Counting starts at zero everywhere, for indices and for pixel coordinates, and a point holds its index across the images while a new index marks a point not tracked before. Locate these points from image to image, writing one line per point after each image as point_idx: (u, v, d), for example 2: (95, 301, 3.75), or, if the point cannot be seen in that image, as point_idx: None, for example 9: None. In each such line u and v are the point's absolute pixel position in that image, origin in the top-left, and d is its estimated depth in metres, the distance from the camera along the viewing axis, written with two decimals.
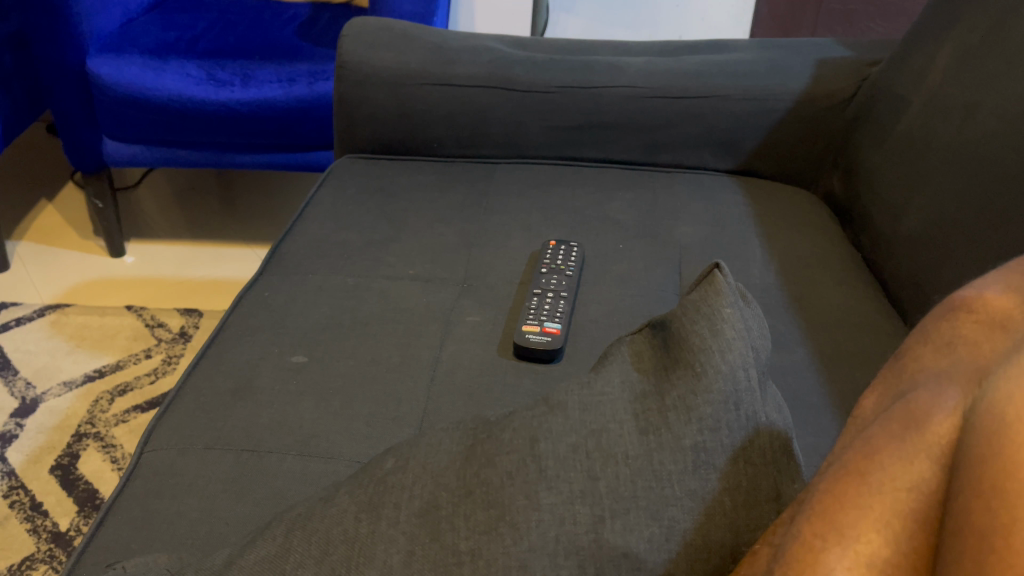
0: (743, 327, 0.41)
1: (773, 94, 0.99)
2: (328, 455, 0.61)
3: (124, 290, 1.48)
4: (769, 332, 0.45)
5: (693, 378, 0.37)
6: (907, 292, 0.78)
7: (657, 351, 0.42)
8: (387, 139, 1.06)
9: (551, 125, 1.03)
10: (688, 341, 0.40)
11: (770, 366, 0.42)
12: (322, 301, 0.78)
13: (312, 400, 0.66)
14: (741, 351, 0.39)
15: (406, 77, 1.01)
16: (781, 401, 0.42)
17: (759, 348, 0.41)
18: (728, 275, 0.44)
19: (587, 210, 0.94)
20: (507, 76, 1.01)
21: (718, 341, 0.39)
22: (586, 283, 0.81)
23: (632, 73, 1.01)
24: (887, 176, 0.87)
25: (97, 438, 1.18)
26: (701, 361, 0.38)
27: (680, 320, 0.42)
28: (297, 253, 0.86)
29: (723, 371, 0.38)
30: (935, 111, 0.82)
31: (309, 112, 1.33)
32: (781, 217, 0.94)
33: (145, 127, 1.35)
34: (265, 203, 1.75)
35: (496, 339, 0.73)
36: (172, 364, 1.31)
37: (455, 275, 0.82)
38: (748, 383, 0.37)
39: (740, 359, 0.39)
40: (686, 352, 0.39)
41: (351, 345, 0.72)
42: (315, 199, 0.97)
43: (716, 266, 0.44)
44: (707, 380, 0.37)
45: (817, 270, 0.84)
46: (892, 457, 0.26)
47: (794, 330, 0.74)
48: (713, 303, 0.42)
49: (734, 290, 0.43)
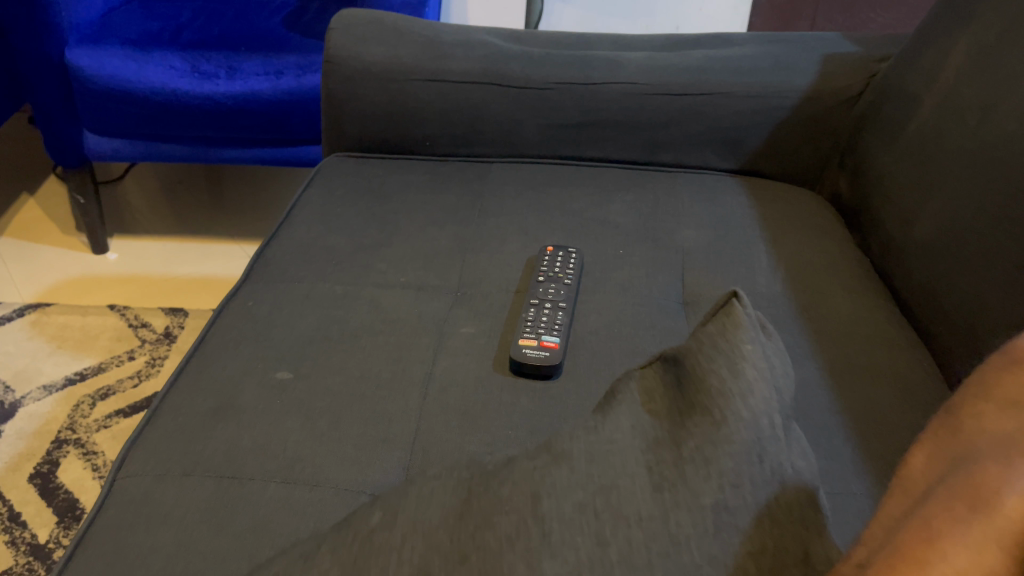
0: (765, 366, 0.38)
1: (779, 91, 0.96)
2: (313, 482, 0.57)
3: (107, 288, 1.44)
4: (789, 366, 0.42)
5: (711, 426, 0.34)
6: (920, 301, 0.75)
7: (668, 391, 0.38)
8: (378, 138, 1.02)
9: (547, 123, 0.99)
10: (705, 381, 0.36)
11: (792, 407, 0.38)
12: (309, 311, 0.74)
13: (296, 421, 0.62)
14: (764, 394, 0.36)
15: (397, 73, 0.97)
16: (805, 444, 0.39)
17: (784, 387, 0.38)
18: (747, 305, 0.41)
19: (585, 212, 0.90)
20: (502, 72, 0.97)
21: (738, 383, 0.36)
22: (585, 292, 0.78)
23: (633, 69, 0.97)
24: (898, 178, 0.83)
25: (78, 445, 1.14)
26: (720, 407, 0.35)
27: (693, 356, 0.38)
28: (283, 259, 0.82)
29: (744, 418, 0.34)
30: (949, 111, 0.79)
31: (297, 105, 1.28)
32: (787, 220, 0.90)
33: (127, 121, 1.31)
34: (254, 197, 1.70)
35: (491, 353, 0.69)
36: (156, 366, 1.27)
37: (448, 282, 0.79)
38: (772, 431, 0.34)
39: (763, 404, 0.35)
40: (702, 394, 0.36)
41: (339, 359, 0.68)
42: (302, 201, 0.93)
43: (733, 294, 0.41)
44: (727, 430, 0.34)
45: (824, 277, 0.81)
46: (956, 544, 0.23)
47: (804, 343, 0.71)
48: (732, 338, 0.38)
49: (753, 323, 0.39)
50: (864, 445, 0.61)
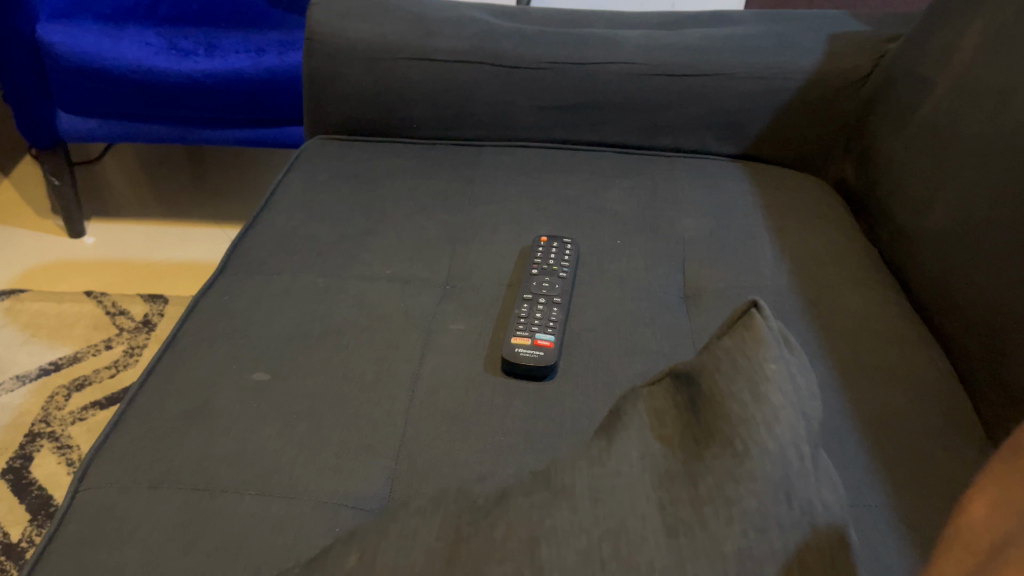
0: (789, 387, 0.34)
1: (783, 73, 0.91)
2: (291, 494, 0.53)
3: (84, 274, 1.39)
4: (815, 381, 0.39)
5: (734, 461, 0.32)
6: (931, 295, 0.71)
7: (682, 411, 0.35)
8: (363, 120, 0.97)
9: (541, 105, 0.94)
10: (725, 407, 0.33)
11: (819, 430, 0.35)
12: (289, 305, 0.70)
13: (274, 426, 0.58)
14: (793, 423, 0.33)
15: (383, 51, 0.92)
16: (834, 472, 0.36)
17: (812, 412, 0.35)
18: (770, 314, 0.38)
19: (581, 200, 0.86)
20: (493, 50, 0.92)
21: (763, 410, 0.33)
22: (581, 285, 0.74)
23: (631, 48, 0.92)
24: (908, 164, 0.79)
25: (53, 438, 1.10)
26: (743, 439, 0.32)
27: (710, 375, 0.35)
28: (262, 249, 0.78)
29: (771, 451, 0.32)
30: (964, 95, 0.74)
31: (279, 84, 1.23)
32: (791, 208, 0.86)
33: (103, 100, 1.25)
34: (237, 180, 1.65)
35: (482, 352, 0.66)
36: (134, 355, 1.23)
37: (437, 274, 0.74)
38: (802, 465, 0.32)
39: (792, 434, 0.33)
40: (722, 422, 0.33)
41: (320, 358, 0.64)
42: (282, 187, 0.88)
43: (752, 304, 0.37)
44: (752, 465, 0.31)
45: (832, 268, 0.77)
46: None
47: (811, 340, 0.67)
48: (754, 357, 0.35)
49: (778, 336, 0.36)
50: (878, 452, 0.58)
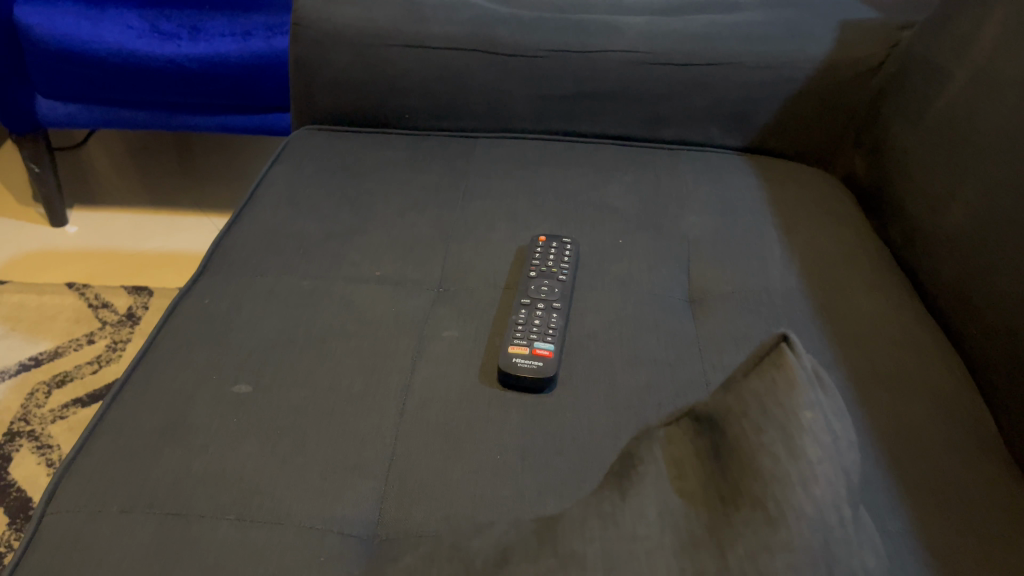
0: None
1: (792, 62, 0.87)
2: (272, 519, 0.50)
3: (66, 265, 1.34)
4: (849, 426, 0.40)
5: (768, 528, 0.32)
6: (948, 300, 0.68)
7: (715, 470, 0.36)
8: (353, 109, 0.93)
9: (539, 95, 0.90)
10: (759, 467, 0.34)
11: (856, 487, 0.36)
12: (273, 310, 0.66)
13: (254, 444, 0.54)
14: (829, 485, 0.34)
15: (373, 37, 0.88)
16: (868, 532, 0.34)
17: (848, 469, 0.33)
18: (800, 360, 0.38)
19: (580, 195, 0.82)
20: (489, 37, 0.88)
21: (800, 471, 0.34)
22: (581, 287, 0.70)
23: (633, 34, 0.88)
24: (923, 160, 0.76)
25: (32, 438, 1.06)
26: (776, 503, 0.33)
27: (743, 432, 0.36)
28: (245, 247, 0.74)
29: (808, 515, 0.33)
30: (983, 88, 0.71)
31: (266, 69, 1.19)
32: (800, 204, 0.83)
33: (83, 85, 1.20)
34: (225, 166, 1.60)
35: (477, 361, 0.62)
36: (117, 350, 1.19)
37: (429, 276, 0.71)
38: (841, 531, 0.33)
39: (831, 496, 0.33)
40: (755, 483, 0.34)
41: (304, 368, 0.60)
42: (267, 179, 0.84)
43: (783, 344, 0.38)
44: (788, 533, 0.32)
45: (844, 269, 0.73)
46: None
47: (823, 348, 0.64)
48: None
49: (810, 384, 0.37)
50: (895, 471, 0.54)
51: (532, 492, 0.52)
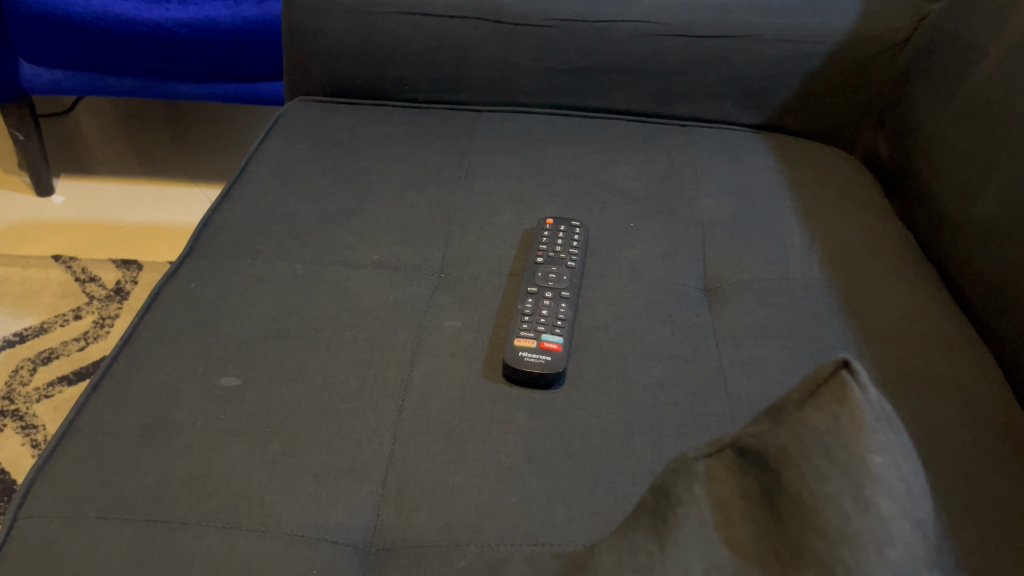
0: (900, 488, 0.27)
1: (814, 35, 0.83)
2: (261, 528, 0.46)
3: (52, 237, 1.30)
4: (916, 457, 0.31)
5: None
6: (982, 293, 0.64)
7: (759, 514, 0.29)
8: (349, 80, 0.88)
9: (545, 67, 0.86)
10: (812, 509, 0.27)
11: (928, 533, 0.29)
12: (265, 296, 0.62)
13: (244, 444, 0.51)
14: (906, 535, 0.27)
15: (371, 4, 0.83)
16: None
17: (921, 513, 0.28)
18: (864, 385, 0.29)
19: (589, 175, 0.78)
20: (493, 5, 0.83)
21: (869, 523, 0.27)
22: (590, 275, 0.66)
23: (646, 3, 0.83)
24: (954, 143, 0.71)
25: (16, 418, 1.02)
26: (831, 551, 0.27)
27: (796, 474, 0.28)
28: (235, 227, 0.70)
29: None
30: (1019, 65, 0.66)
31: (259, 36, 1.13)
32: (820, 187, 0.79)
33: (68, 50, 1.14)
34: (217, 135, 1.55)
35: (481, 354, 0.58)
36: (105, 326, 1.15)
37: (430, 261, 0.67)
38: None
39: (908, 553, 0.27)
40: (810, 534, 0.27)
41: (297, 361, 0.57)
42: (258, 155, 0.80)
43: (845, 370, 0.29)
44: None
45: (867, 258, 0.69)
46: None
47: (848, 344, 0.60)
48: (857, 439, 0.27)
49: (881, 420, 0.28)
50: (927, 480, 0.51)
51: (539, 500, 0.48)
